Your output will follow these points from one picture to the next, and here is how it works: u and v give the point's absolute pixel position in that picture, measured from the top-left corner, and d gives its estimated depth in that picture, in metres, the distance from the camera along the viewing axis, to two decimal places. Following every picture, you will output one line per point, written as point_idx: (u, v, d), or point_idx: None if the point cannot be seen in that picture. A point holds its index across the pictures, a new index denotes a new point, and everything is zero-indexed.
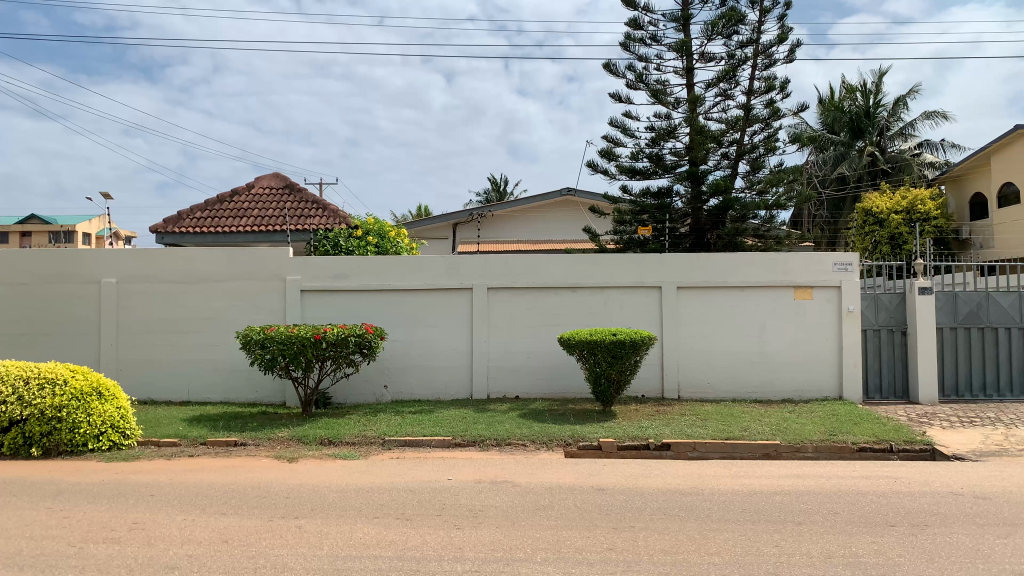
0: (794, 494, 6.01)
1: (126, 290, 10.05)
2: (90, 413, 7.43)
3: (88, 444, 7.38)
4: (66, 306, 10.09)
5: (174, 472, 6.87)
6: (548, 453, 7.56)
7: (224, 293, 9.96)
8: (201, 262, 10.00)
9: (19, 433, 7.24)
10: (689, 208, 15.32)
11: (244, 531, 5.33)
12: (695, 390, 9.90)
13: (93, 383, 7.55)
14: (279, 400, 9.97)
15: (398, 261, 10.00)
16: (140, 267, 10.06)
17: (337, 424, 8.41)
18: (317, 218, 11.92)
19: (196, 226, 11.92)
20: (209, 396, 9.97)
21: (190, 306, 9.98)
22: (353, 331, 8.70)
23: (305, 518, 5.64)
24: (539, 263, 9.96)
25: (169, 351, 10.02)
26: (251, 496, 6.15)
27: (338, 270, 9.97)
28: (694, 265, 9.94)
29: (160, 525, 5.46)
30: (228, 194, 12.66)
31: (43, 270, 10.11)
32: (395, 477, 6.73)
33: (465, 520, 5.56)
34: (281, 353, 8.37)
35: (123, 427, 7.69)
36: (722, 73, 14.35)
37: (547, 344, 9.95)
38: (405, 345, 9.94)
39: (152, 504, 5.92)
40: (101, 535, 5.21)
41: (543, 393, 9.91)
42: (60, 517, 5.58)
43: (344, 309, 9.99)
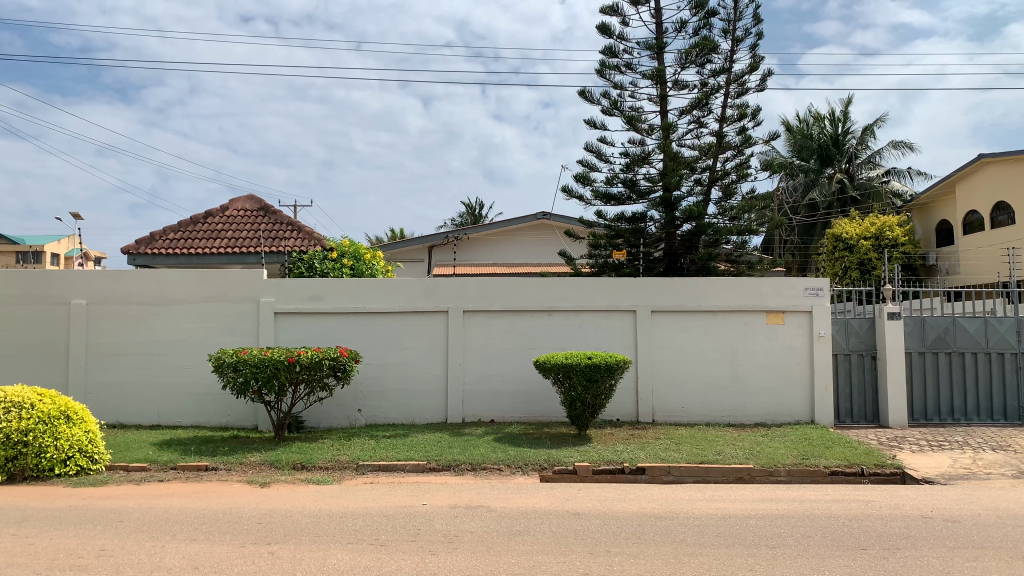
0: (767, 517, 6.06)
1: (96, 313, 9.92)
2: (56, 437, 7.30)
3: (55, 469, 7.24)
4: (34, 328, 9.93)
5: (143, 497, 6.76)
6: (523, 477, 7.56)
7: (197, 315, 9.86)
8: (173, 284, 9.90)
9: None
10: (664, 233, 15.45)
11: (215, 557, 5.26)
12: (670, 414, 9.94)
13: (62, 407, 7.44)
14: (251, 424, 9.84)
15: (373, 283, 9.98)
16: (111, 288, 9.93)
17: (311, 448, 8.33)
18: (292, 240, 11.86)
19: (169, 247, 11.81)
20: (180, 420, 9.83)
21: (162, 329, 9.87)
22: (327, 354, 8.64)
23: (278, 543, 5.58)
24: (513, 286, 10.00)
25: (139, 374, 9.87)
26: (223, 522, 6.07)
27: (313, 293, 9.92)
28: (667, 290, 10.03)
29: (129, 551, 5.37)
30: (201, 215, 12.57)
31: (11, 290, 9.95)
32: (370, 502, 6.68)
33: (440, 546, 5.53)
34: (254, 376, 8.29)
35: (91, 452, 7.55)
36: (695, 101, 14.57)
37: (523, 369, 9.95)
38: (380, 367, 9.89)
39: (121, 530, 5.82)
40: (68, 561, 5.12)
41: (518, 416, 9.90)
42: (25, 544, 5.46)
43: (319, 331, 9.93)
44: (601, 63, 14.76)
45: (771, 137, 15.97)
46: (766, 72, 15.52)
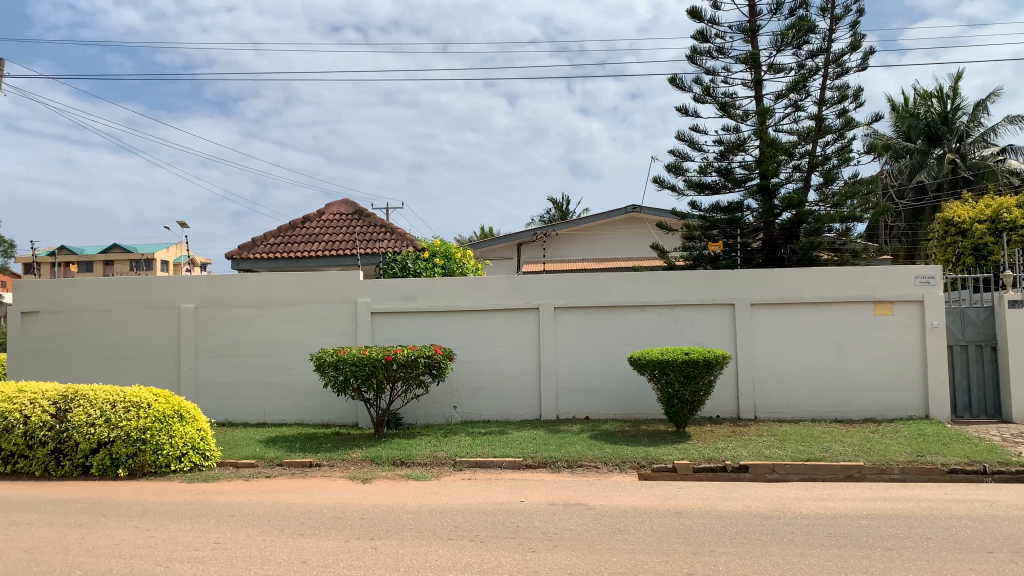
0: (881, 517, 5.76)
1: (204, 316, 10.36)
2: (171, 435, 7.64)
3: (171, 465, 7.58)
4: (148, 331, 10.46)
5: (252, 492, 7.01)
6: (621, 475, 7.45)
7: (297, 317, 10.17)
8: (274, 287, 10.24)
9: (106, 454, 7.44)
10: (761, 223, 15.01)
11: (322, 551, 5.38)
12: (772, 410, 9.63)
13: (175, 406, 7.78)
14: (351, 421, 10.06)
15: (466, 281, 10.05)
16: (216, 292, 10.35)
17: (409, 445, 8.45)
18: (387, 241, 12.07)
19: (270, 251, 12.23)
20: (284, 417, 10.15)
21: (265, 330, 10.23)
22: (422, 352, 8.74)
23: (381, 539, 5.67)
24: (606, 281, 9.88)
25: (245, 373, 10.26)
26: (327, 517, 6.22)
27: (407, 292, 10.07)
28: (767, 281, 9.71)
29: (241, 545, 5.57)
30: (299, 220, 12.96)
31: (126, 296, 10.51)
32: (468, 499, 6.71)
33: (540, 543, 5.49)
34: (353, 375, 8.49)
35: (203, 449, 7.88)
36: (793, 84, 14.06)
37: (617, 365, 9.82)
38: (474, 365, 9.95)
39: (233, 524, 6.05)
40: (185, 554, 5.35)
41: (614, 413, 9.78)
42: (146, 537, 5.75)
43: (413, 330, 10.07)
44: (692, 49, 14.44)
45: (874, 119, 15.27)
46: (868, 50, 14.83)
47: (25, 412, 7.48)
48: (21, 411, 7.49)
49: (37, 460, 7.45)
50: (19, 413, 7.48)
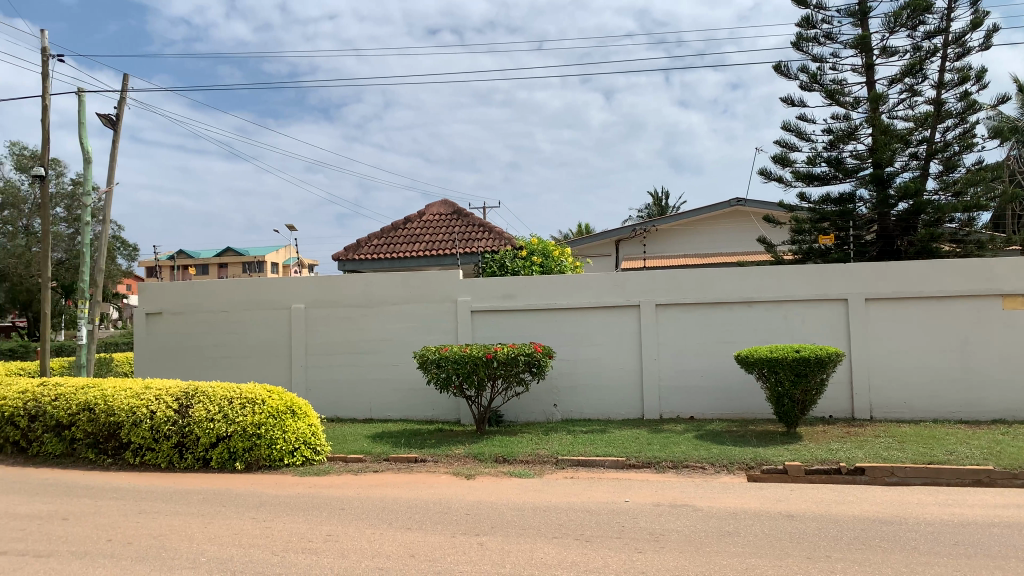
0: (1015, 525, 5.38)
1: (313, 315, 10.73)
2: (284, 430, 7.92)
3: (284, 459, 7.87)
4: (261, 330, 10.92)
5: (361, 486, 7.19)
6: (728, 476, 7.24)
7: (400, 316, 10.39)
8: (378, 287, 10.50)
9: (224, 448, 7.80)
10: (875, 214, 14.34)
11: (430, 546, 5.47)
12: (889, 410, 9.18)
13: (288, 402, 8.07)
14: (453, 418, 10.18)
15: (565, 279, 10.01)
16: (323, 292, 10.70)
17: (512, 442, 8.48)
18: (485, 241, 12.17)
19: (373, 253, 12.54)
20: (389, 414, 10.38)
21: (370, 328, 10.49)
22: (522, 350, 8.76)
23: (486, 535, 5.71)
24: (709, 277, 9.66)
25: (351, 371, 10.55)
26: (433, 512, 6.32)
27: (506, 291, 10.13)
28: (882, 275, 9.26)
29: (352, 537, 5.72)
30: (400, 221, 13.24)
31: (240, 297, 11.00)
32: (571, 497, 6.68)
33: (647, 543, 5.40)
34: (455, 372, 8.60)
35: (314, 444, 8.14)
36: (908, 67, 13.36)
37: (722, 363, 9.58)
38: (574, 364, 9.91)
39: (344, 517, 6.22)
40: (300, 545, 5.54)
41: (719, 413, 9.54)
42: (263, 527, 5.98)
43: (514, 328, 10.11)
44: (798, 36, 13.92)
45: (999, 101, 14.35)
46: (992, 28, 13.94)
47: (151, 408, 7.94)
48: (148, 407, 7.95)
49: (163, 453, 7.89)
50: (146, 409, 7.95)
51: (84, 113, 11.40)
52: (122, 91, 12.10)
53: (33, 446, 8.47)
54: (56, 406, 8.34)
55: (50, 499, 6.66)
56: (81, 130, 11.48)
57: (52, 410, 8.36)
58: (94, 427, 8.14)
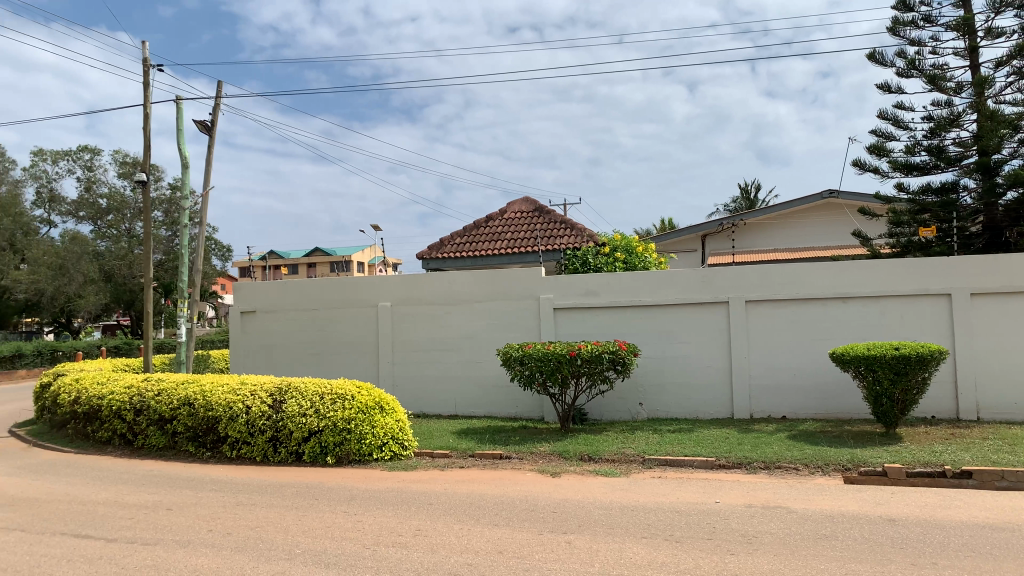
0: None
1: (398, 313, 10.91)
2: (373, 426, 8.07)
3: (374, 454, 8.00)
4: (349, 328, 11.18)
5: (447, 481, 7.27)
6: (823, 478, 6.99)
7: (484, 313, 10.45)
8: (462, 284, 10.59)
9: (317, 442, 8.00)
10: (981, 204, 13.64)
11: (517, 543, 5.47)
12: (998, 411, 8.69)
13: (376, 398, 8.23)
14: (537, 415, 10.14)
15: (650, 275, 9.87)
16: (408, 290, 10.86)
17: (597, 440, 8.42)
18: (568, 238, 12.11)
19: (456, 251, 12.65)
20: (474, 411, 10.45)
21: (454, 326, 10.60)
22: (607, 347, 8.62)
23: (574, 533, 5.67)
24: (800, 272, 9.35)
25: (436, 368, 10.68)
26: (520, 509, 6.32)
27: (590, 288, 10.06)
28: (990, 268, 8.78)
29: (440, 532, 5.78)
30: (483, 219, 13.32)
31: (329, 296, 11.29)
32: (659, 497, 6.58)
33: (739, 545, 5.27)
34: (539, 370, 8.58)
35: (402, 439, 8.26)
36: (1016, 49, 12.63)
37: (814, 361, 9.27)
38: (660, 361, 9.76)
39: (432, 512, 6.29)
40: (390, 539, 5.63)
41: (813, 413, 9.24)
42: (355, 521, 6.12)
43: (598, 325, 10.02)
44: (893, 20, 13.33)
45: None
46: None
47: (247, 403, 8.23)
48: (244, 402, 8.24)
49: (258, 447, 8.15)
50: (242, 404, 8.23)
51: (182, 120, 11.89)
52: (216, 98, 12.56)
53: (139, 438, 8.88)
54: (158, 401, 8.73)
55: (155, 490, 6.97)
56: (180, 137, 11.97)
57: (155, 405, 8.76)
58: (194, 421, 8.48)
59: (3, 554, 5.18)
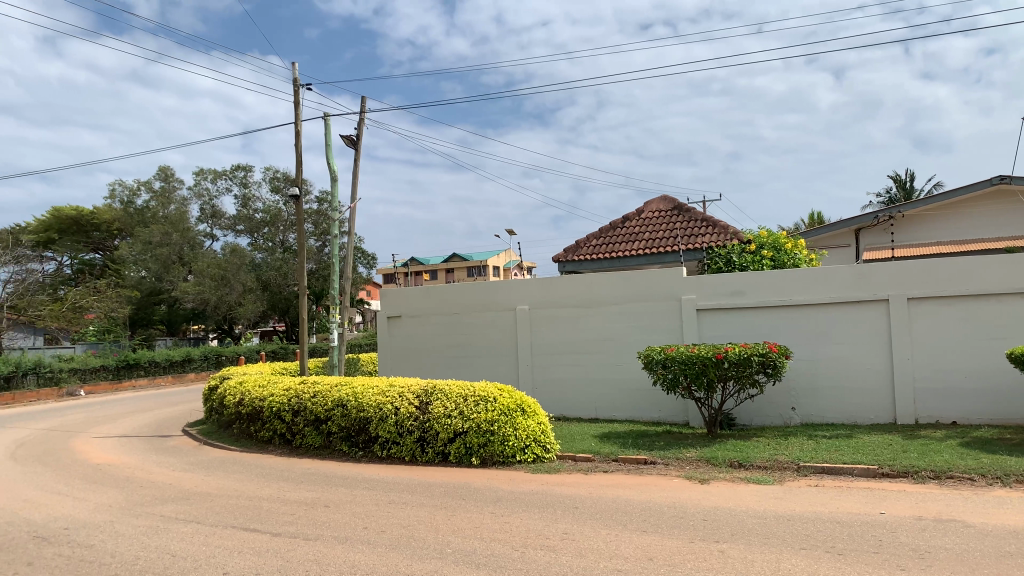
0: None
1: (537, 316, 10.97)
2: (516, 428, 8.10)
3: (517, 455, 8.04)
4: (490, 331, 11.35)
5: (593, 486, 7.20)
6: (1004, 490, 6.38)
7: (624, 315, 10.32)
8: (601, 286, 10.51)
9: (462, 443, 8.15)
10: None
11: (668, 550, 5.33)
12: None
13: (518, 400, 8.26)
14: (682, 420, 9.85)
15: (800, 273, 9.42)
16: (547, 293, 10.90)
17: (746, 446, 8.10)
18: (709, 236, 11.76)
19: (593, 253, 12.56)
20: (615, 414, 10.30)
21: (594, 328, 10.52)
22: (756, 350, 8.25)
23: (726, 542, 5.47)
24: (971, 266, 8.65)
25: (577, 370, 10.63)
26: (669, 516, 6.17)
27: (735, 287, 9.72)
28: None
29: (588, 537, 5.72)
30: (620, 220, 13.17)
31: (469, 300, 11.51)
32: (817, 507, 6.23)
33: (910, 561, 4.90)
34: (683, 373, 8.37)
35: (544, 441, 8.23)
36: None
37: (989, 362, 8.54)
38: (813, 364, 9.28)
39: (579, 516, 6.25)
40: (537, 541, 5.63)
41: (988, 418, 8.51)
42: (502, 522, 6.17)
43: (745, 326, 9.65)
44: None
45: None
46: None
47: (395, 404, 8.50)
48: (393, 403, 8.51)
49: (406, 447, 8.39)
50: (391, 406, 8.51)
51: (330, 136, 12.47)
52: (360, 113, 13.09)
53: (297, 438, 9.38)
54: (314, 402, 9.18)
55: (313, 487, 7.32)
56: (328, 152, 12.58)
57: (311, 406, 9.21)
58: (347, 422, 8.85)
59: (183, 544, 5.58)
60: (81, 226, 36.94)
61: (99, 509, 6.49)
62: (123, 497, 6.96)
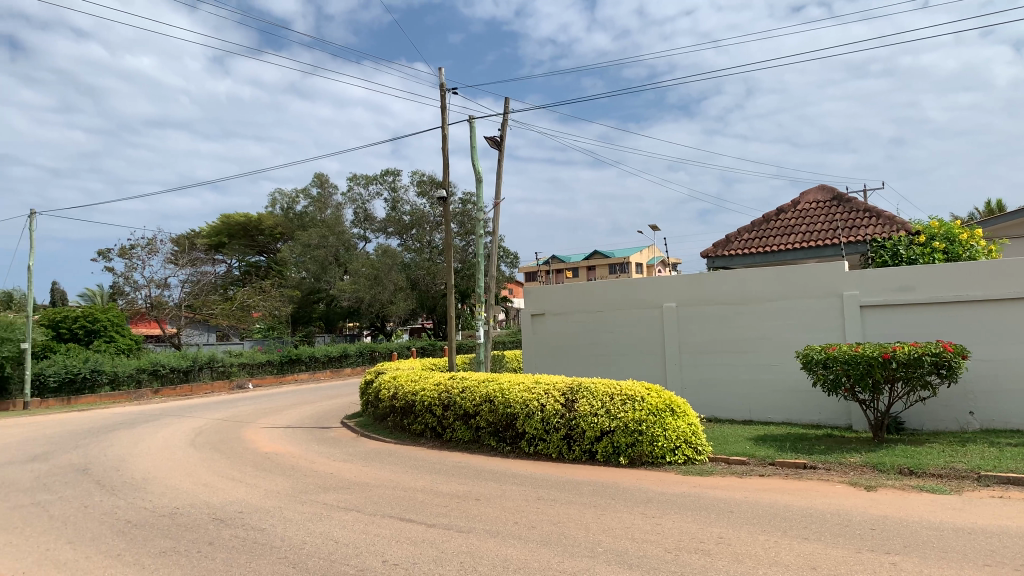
0: None
1: (685, 313, 10.70)
2: (665, 428, 7.90)
3: (666, 456, 7.84)
4: (636, 329, 11.19)
5: (749, 489, 6.91)
6: None
7: (778, 313, 9.88)
8: (753, 283, 10.12)
9: (609, 442, 8.05)
10: None
11: (833, 560, 5.02)
12: None
13: (666, 400, 8.05)
14: (844, 423, 9.28)
15: (979, 266, 8.64)
16: (695, 290, 10.62)
17: (918, 453, 7.52)
18: (872, 227, 11.02)
19: (744, 247, 12.11)
20: (770, 416, 9.86)
21: (745, 326, 10.14)
22: (928, 349, 7.62)
23: (899, 554, 5.08)
24: None
25: (727, 370, 10.28)
26: (832, 523, 5.81)
27: (903, 282, 9.05)
28: None
29: (745, 542, 5.48)
30: (773, 213, 12.62)
31: (615, 297, 11.40)
32: (1003, 520, 5.67)
33: None
34: (845, 373, 7.91)
35: (695, 443, 7.98)
36: None
37: None
38: (994, 364, 8.48)
39: (734, 520, 6.00)
40: (691, 544, 5.46)
41: None
42: (654, 523, 6.03)
43: (914, 324, 8.96)
44: None
45: None
46: None
47: (542, 401, 8.53)
48: (539, 400, 8.54)
49: (553, 444, 8.40)
50: (538, 402, 8.54)
51: (474, 138, 12.70)
52: (504, 113, 13.25)
53: (447, 432, 9.62)
54: (463, 397, 9.38)
55: (465, 480, 7.46)
56: (473, 154, 12.81)
57: (460, 401, 9.41)
58: (494, 417, 8.97)
59: (345, 531, 5.83)
60: (248, 231, 39.73)
61: (269, 495, 6.90)
62: (290, 484, 7.36)
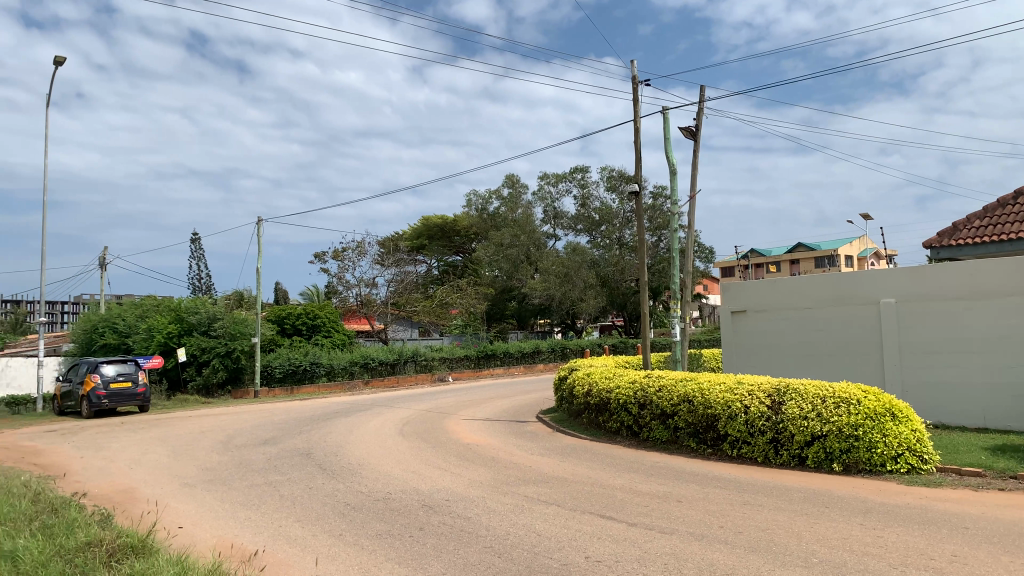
0: None
1: (905, 310, 9.82)
2: (885, 434, 7.26)
3: (887, 465, 7.20)
4: (848, 327, 10.46)
5: (987, 505, 6.18)
6: None
7: (1019, 309, 8.80)
8: (988, 276, 9.09)
9: (820, 447, 7.54)
10: None
11: None
12: None
13: (887, 404, 7.40)
14: None
15: None
16: (917, 284, 9.73)
17: None
18: None
19: (976, 236, 10.91)
20: (1012, 424, 8.82)
21: (979, 324, 9.13)
22: None
23: None
24: None
25: (957, 372, 9.30)
26: None
27: None
28: None
29: (985, 563, 4.89)
30: (1011, 197, 11.28)
31: (824, 293, 10.74)
32: None
33: None
34: None
35: (921, 451, 7.26)
36: None
37: None
38: None
39: (970, 538, 5.38)
40: (921, 562, 4.95)
41: None
42: (875, 536, 5.55)
43: None
44: None
45: None
46: None
47: (745, 402, 8.16)
48: (743, 402, 8.17)
49: (758, 447, 8.01)
50: (741, 404, 8.18)
51: (668, 130, 12.41)
52: (698, 103, 12.85)
53: (643, 431, 9.47)
54: (660, 396, 9.19)
55: (665, 481, 7.29)
56: (667, 146, 12.53)
57: (657, 400, 9.22)
58: (694, 418, 8.71)
59: (546, 525, 5.87)
60: (446, 232, 41.60)
61: (473, 485, 7.12)
62: (492, 475, 7.56)
